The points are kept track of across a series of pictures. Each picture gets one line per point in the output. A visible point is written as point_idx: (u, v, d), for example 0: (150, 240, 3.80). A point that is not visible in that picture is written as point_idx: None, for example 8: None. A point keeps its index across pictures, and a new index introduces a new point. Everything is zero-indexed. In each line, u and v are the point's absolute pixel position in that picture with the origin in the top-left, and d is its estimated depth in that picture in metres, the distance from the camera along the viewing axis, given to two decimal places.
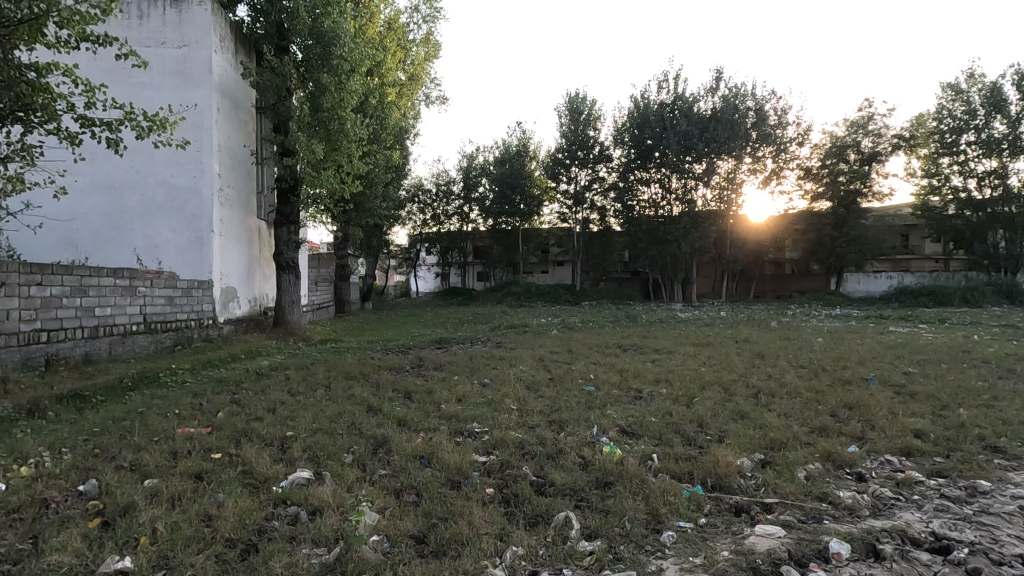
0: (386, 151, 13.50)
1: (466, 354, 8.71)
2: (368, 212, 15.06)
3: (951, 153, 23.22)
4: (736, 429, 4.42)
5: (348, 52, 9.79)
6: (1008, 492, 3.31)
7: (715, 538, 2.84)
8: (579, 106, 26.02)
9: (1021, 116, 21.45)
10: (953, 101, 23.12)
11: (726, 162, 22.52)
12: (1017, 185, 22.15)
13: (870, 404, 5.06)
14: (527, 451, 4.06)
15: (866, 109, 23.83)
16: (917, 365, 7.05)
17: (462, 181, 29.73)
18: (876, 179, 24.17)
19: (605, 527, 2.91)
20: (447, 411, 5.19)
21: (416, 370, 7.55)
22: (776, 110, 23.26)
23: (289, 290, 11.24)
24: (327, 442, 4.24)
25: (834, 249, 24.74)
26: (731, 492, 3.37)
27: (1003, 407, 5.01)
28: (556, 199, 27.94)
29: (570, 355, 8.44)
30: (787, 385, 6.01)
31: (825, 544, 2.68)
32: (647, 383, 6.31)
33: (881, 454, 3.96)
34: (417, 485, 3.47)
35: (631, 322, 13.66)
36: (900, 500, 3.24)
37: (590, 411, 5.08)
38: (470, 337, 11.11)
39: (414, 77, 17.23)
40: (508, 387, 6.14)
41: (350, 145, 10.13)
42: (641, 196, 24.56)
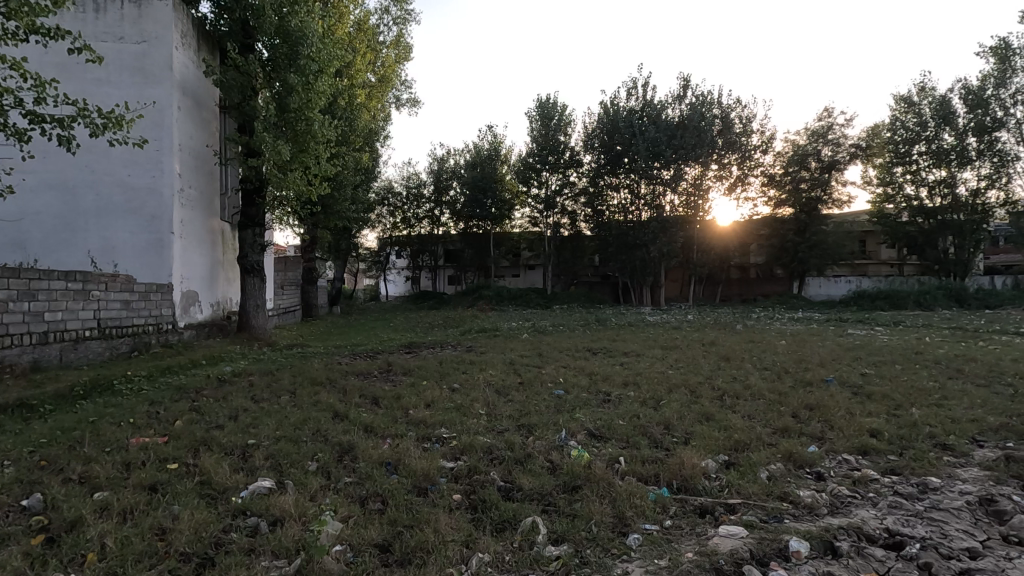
0: (356, 154, 13.35)
1: (436, 358, 8.63)
2: (336, 214, 14.82)
3: (904, 163, 24.24)
4: (702, 430, 4.50)
5: (316, 52, 9.64)
6: (957, 488, 3.45)
7: (680, 540, 2.87)
8: (550, 111, 26.24)
9: (967, 129, 22.56)
10: (905, 113, 24.10)
11: (693, 168, 23.15)
12: (965, 194, 23.26)
13: (829, 404, 5.21)
14: (495, 456, 4.04)
15: (825, 119, 24.57)
16: (873, 367, 7.30)
17: (433, 184, 29.53)
18: (835, 186, 25.02)
19: (572, 531, 2.91)
20: (415, 416, 5.13)
21: (384, 375, 7.43)
22: (741, 119, 23.94)
23: (254, 294, 10.94)
24: (291, 449, 4.14)
25: (796, 254, 25.48)
26: (695, 493, 3.42)
27: (951, 407, 5.21)
28: (527, 203, 27.98)
29: (540, 359, 8.44)
30: (751, 386, 6.15)
31: (786, 543, 2.74)
32: (616, 386, 6.35)
33: (839, 453, 4.07)
34: (383, 491, 3.42)
35: (600, 325, 13.79)
36: (856, 498, 3.34)
37: (559, 415, 5.08)
38: (439, 341, 11.02)
39: (385, 79, 17.09)
40: (477, 392, 6.10)
41: (318, 147, 9.94)
42: (611, 202, 25.26)
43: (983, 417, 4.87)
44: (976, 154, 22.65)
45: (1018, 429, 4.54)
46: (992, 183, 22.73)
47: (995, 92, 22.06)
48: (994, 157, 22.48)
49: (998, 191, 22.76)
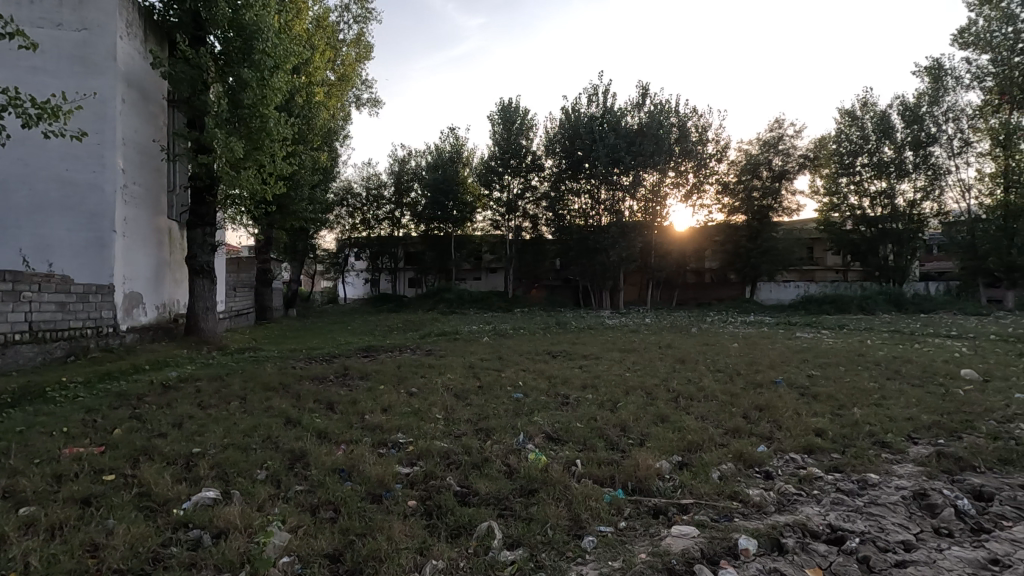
0: (313, 153, 13.06)
1: (394, 362, 8.49)
2: (293, 214, 14.42)
3: (848, 174, 25.43)
4: (657, 432, 4.58)
5: (271, 48, 9.37)
6: (893, 483, 3.62)
7: (633, 542, 2.90)
8: (512, 114, 26.38)
9: (905, 143, 23.91)
10: (849, 126, 25.33)
11: (651, 175, 23.78)
12: (902, 205, 24.63)
13: (777, 405, 5.40)
14: (452, 461, 4.00)
15: (776, 129, 25.53)
16: (819, 368, 7.61)
17: (394, 185, 29.17)
18: (785, 195, 26.03)
19: (527, 535, 2.91)
20: (371, 421, 5.02)
21: (340, 379, 7.25)
22: (696, 128, 24.67)
23: (203, 296, 10.50)
24: (239, 457, 3.98)
25: (749, 260, 26.34)
26: (649, 493, 3.47)
27: (889, 406, 5.48)
28: (488, 206, 27.99)
29: (500, 362, 8.43)
30: (705, 388, 6.31)
31: (734, 541, 2.81)
32: (574, 389, 6.40)
33: (786, 452, 4.22)
34: (336, 499, 3.32)
35: (560, 328, 13.88)
36: (801, 495, 3.46)
37: (517, 418, 5.08)
38: (399, 345, 10.87)
39: (344, 78, 16.82)
40: (436, 396, 6.05)
41: (273, 145, 9.64)
42: (572, 206, 25.43)
43: (917, 416, 5.13)
44: (913, 168, 24.03)
45: (948, 426, 4.81)
46: (926, 195, 24.15)
47: (930, 109, 23.44)
48: (928, 171, 23.90)
49: (932, 203, 24.21)
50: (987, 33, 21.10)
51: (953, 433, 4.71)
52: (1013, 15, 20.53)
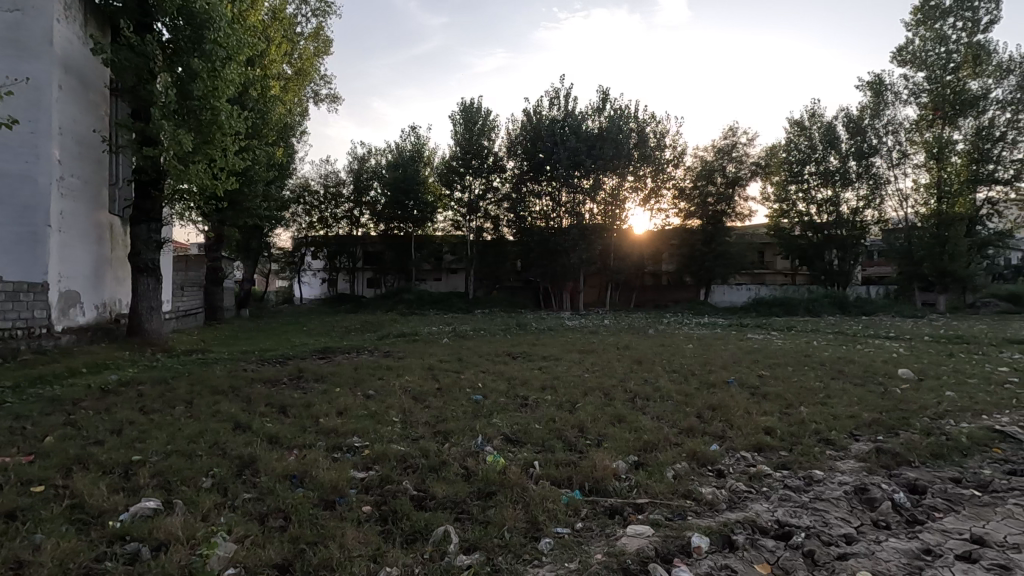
0: (269, 149, 12.66)
1: (352, 364, 8.29)
2: (245, 211, 13.94)
3: (797, 182, 26.52)
4: (614, 432, 4.62)
5: (224, 38, 9.01)
6: (837, 479, 3.78)
7: (589, 542, 2.91)
8: (474, 115, 26.32)
9: (849, 153, 25.14)
10: (799, 136, 26.44)
11: (611, 178, 24.15)
12: (846, 212, 25.85)
13: (730, 404, 5.55)
14: (409, 464, 3.93)
15: (730, 137, 26.38)
16: (769, 368, 7.88)
17: (353, 183, 28.60)
18: (738, 201, 26.91)
19: (483, 539, 2.88)
20: (326, 425, 4.89)
21: (294, 382, 7.03)
22: (655, 134, 25.27)
23: (147, 295, 10.00)
24: (183, 465, 3.79)
25: (704, 263, 27.12)
26: (606, 494, 3.49)
27: (834, 405, 5.72)
28: (450, 206, 27.82)
29: (459, 364, 8.36)
30: (661, 388, 6.44)
31: (688, 539, 2.86)
32: (533, 390, 6.41)
33: (738, 450, 4.34)
34: (286, 506, 3.21)
35: (521, 329, 13.91)
36: (751, 492, 3.56)
37: (476, 420, 5.05)
38: (356, 346, 10.64)
39: (302, 72, 16.40)
40: (393, 398, 5.94)
41: (224, 138, 9.24)
42: (533, 208, 25.57)
43: (859, 413, 5.38)
44: (856, 177, 25.28)
45: (887, 424, 5.05)
46: (868, 203, 25.43)
47: (872, 122, 24.75)
48: (870, 180, 25.21)
49: (873, 211, 25.50)
50: (923, 52, 22.45)
51: (891, 429, 4.95)
52: (945, 36, 21.94)
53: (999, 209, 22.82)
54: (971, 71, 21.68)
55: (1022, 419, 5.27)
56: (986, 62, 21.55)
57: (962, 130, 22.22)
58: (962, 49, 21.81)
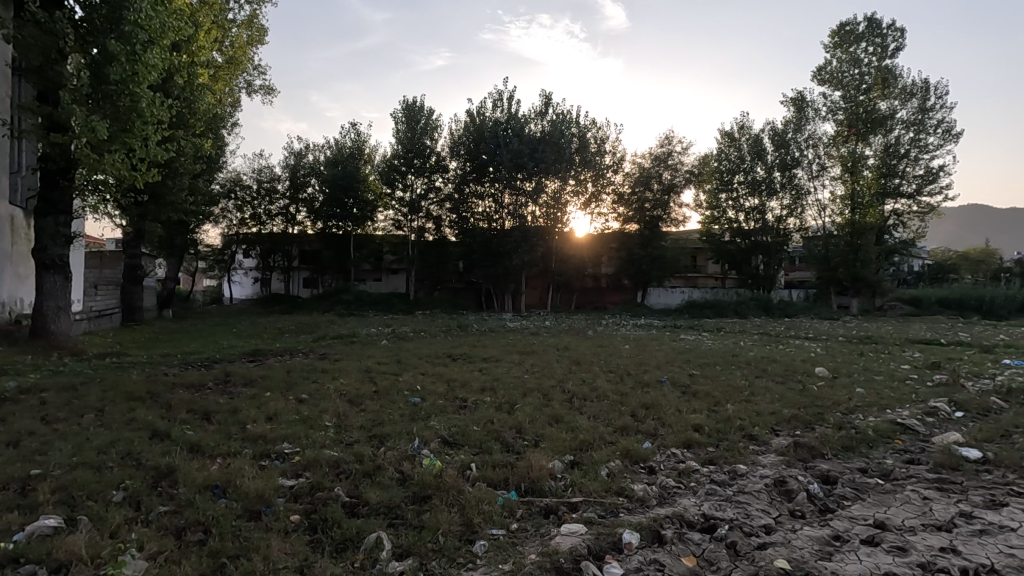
0: (196, 140, 11.96)
1: (284, 366, 7.96)
2: (170, 206, 13.10)
3: (727, 190, 27.91)
4: (551, 433, 4.68)
5: (146, 20, 8.40)
6: (758, 472, 3.98)
7: (523, 543, 2.93)
8: (416, 114, 26.00)
9: (774, 164, 26.76)
10: (729, 147, 27.88)
11: (553, 182, 24.50)
12: (771, 220, 27.47)
13: (662, 404, 5.73)
14: (341, 470, 3.81)
15: (665, 145, 27.36)
16: (699, 368, 8.22)
17: (288, 179, 27.48)
18: (673, 207, 27.93)
19: (417, 544, 2.83)
20: (253, 431, 4.67)
21: (220, 387, 6.66)
22: (595, 140, 25.90)
23: (53, 295, 9.18)
24: (89, 478, 3.51)
25: (641, 266, 27.98)
26: (541, 494, 3.52)
27: (757, 402, 6.03)
28: (390, 205, 27.32)
29: (398, 366, 8.20)
30: (598, 388, 6.56)
31: (619, 535, 2.93)
32: (472, 392, 6.39)
33: (669, 448, 4.48)
34: (207, 518, 3.03)
35: (462, 331, 13.85)
36: (680, 488, 3.70)
37: (414, 424, 4.96)
38: (289, 348, 10.20)
39: (233, 60, 15.59)
40: (327, 402, 5.74)
41: (146, 127, 8.62)
42: (476, 209, 25.52)
43: (780, 410, 5.70)
44: (780, 187, 26.92)
45: (804, 419, 5.38)
46: (790, 212, 27.10)
47: (794, 136, 26.50)
48: (792, 190, 26.89)
49: (795, 219, 27.16)
50: (839, 73, 24.20)
51: (808, 424, 5.28)
52: (858, 59, 23.77)
53: (903, 220, 24.89)
54: (881, 92, 23.55)
55: (919, 412, 5.76)
56: (893, 85, 23.49)
57: (873, 147, 24.04)
58: (873, 72, 23.69)
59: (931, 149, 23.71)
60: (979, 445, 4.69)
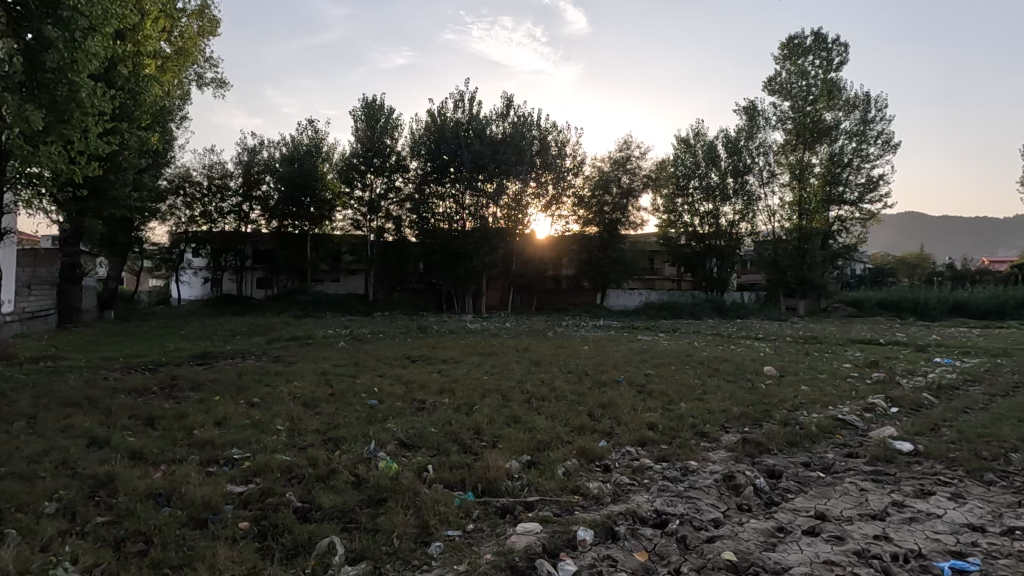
0: (141, 134, 11.42)
1: (235, 370, 7.70)
2: (112, 202, 12.47)
3: (683, 195, 28.71)
4: (508, 433, 4.70)
5: (88, 5, 7.95)
6: (709, 468, 4.11)
7: (479, 543, 2.93)
8: (375, 112, 25.64)
9: (727, 171, 27.69)
10: (684, 152, 28.68)
11: (514, 183, 24.59)
12: (725, 224, 28.39)
13: (618, 403, 5.84)
14: (294, 475, 3.71)
15: (624, 150, 27.90)
16: (654, 368, 8.42)
17: (241, 176, 26.61)
18: (632, 211, 28.45)
19: (371, 548, 2.79)
20: (201, 436, 4.49)
21: (166, 392, 6.39)
22: (556, 142, 26.07)
23: None
24: (18, 489, 3.30)
25: (601, 268, 28.38)
26: (498, 494, 3.53)
27: (710, 400, 6.23)
28: (349, 205, 26.82)
29: (355, 368, 8.05)
30: (556, 389, 6.62)
31: (574, 533, 2.97)
32: (431, 394, 6.34)
33: (624, 446, 4.57)
34: (149, 528, 2.90)
35: (421, 332, 13.73)
36: (634, 484, 3.78)
37: (370, 426, 4.89)
38: (241, 351, 9.87)
39: (182, 52, 14.98)
40: (280, 406, 5.59)
41: (86, 118, 8.18)
42: (436, 210, 25.36)
43: (730, 407, 5.90)
44: (732, 193, 27.85)
45: (752, 416, 5.59)
46: (742, 217, 28.02)
47: (746, 143, 27.51)
48: (744, 196, 27.86)
49: (747, 224, 28.13)
50: (789, 84, 25.21)
51: (756, 421, 5.48)
52: (806, 71, 24.85)
53: (846, 226, 26.15)
54: (827, 104, 24.63)
55: (858, 408, 6.07)
56: (838, 97, 24.60)
57: (819, 156, 25.19)
58: (820, 84, 24.73)
59: (872, 159, 25.01)
60: (911, 438, 4.99)
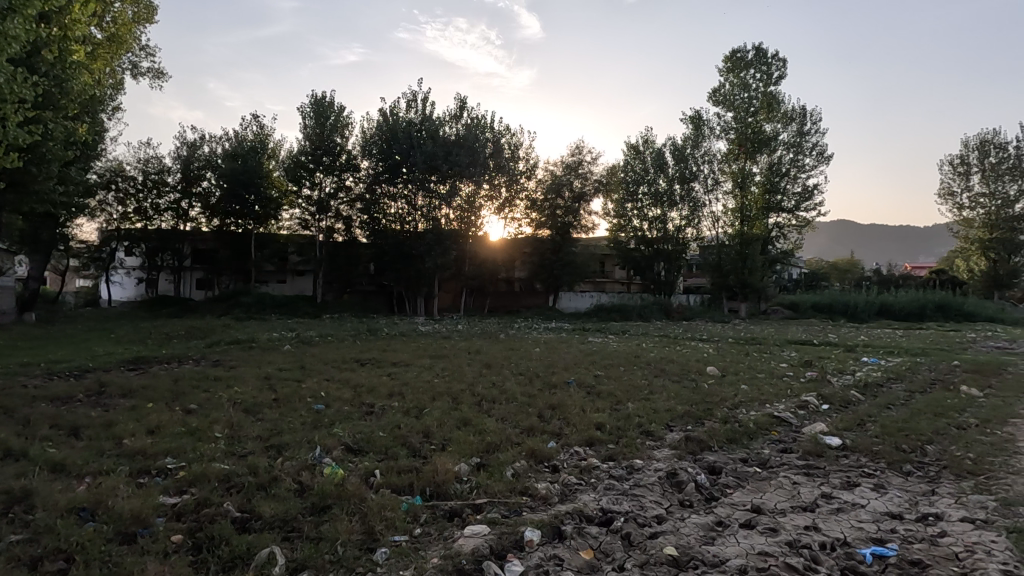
0: (68, 124, 10.73)
1: (170, 375, 7.32)
2: (34, 196, 11.63)
3: (632, 200, 29.44)
4: (458, 435, 4.69)
5: None
6: (653, 466, 4.23)
7: (426, 547, 2.90)
8: (325, 109, 25.00)
9: (674, 177, 28.62)
10: (634, 158, 29.44)
11: (467, 185, 24.54)
12: (672, 229, 29.30)
13: (567, 404, 5.92)
14: (232, 484, 3.57)
15: (576, 155, 28.35)
16: (603, 369, 8.60)
17: (180, 172, 25.37)
18: (584, 214, 28.84)
19: (313, 556, 2.72)
20: (132, 446, 4.25)
21: (93, 399, 5.99)
22: (509, 146, 26.36)
23: None
24: None
25: (553, 271, 28.66)
26: (446, 498, 3.51)
27: (655, 400, 6.41)
28: (296, 204, 26.03)
29: (301, 373, 7.81)
30: (506, 391, 6.65)
31: (521, 534, 3.00)
32: (380, 398, 6.23)
33: (572, 446, 4.64)
34: (70, 544, 2.72)
35: (371, 335, 13.47)
36: (581, 484, 3.84)
37: (316, 432, 4.76)
38: (177, 355, 9.38)
39: (115, 39, 14.14)
40: (220, 412, 5.36)
41: (4, 105, 7.59)
42: (388, 210, 24.98)
43: (675, 407, 6.09)
44: (679, 199, 28.80)
45: (695, 415, 5.79)
46: (688, 222, 28.97)
47: (692, 151, 28.49)
48: (690, 203, 28.84)
49: (692, 229, 29.11)
50: (732, 95, 26.29)
51: (698, 420, 5.69)
52: (747, 84, 26.01)
53: (784, 233, 27.48)
54: (767, 115, 25.82)
55: (793, 406, 6.40)
56: (777, 109, 25.85)
57: (759, 165, 26.36)
58: (760, 96, 25.92)
59: (807, 169, 26.43)
60: (839, 433, 5.30)
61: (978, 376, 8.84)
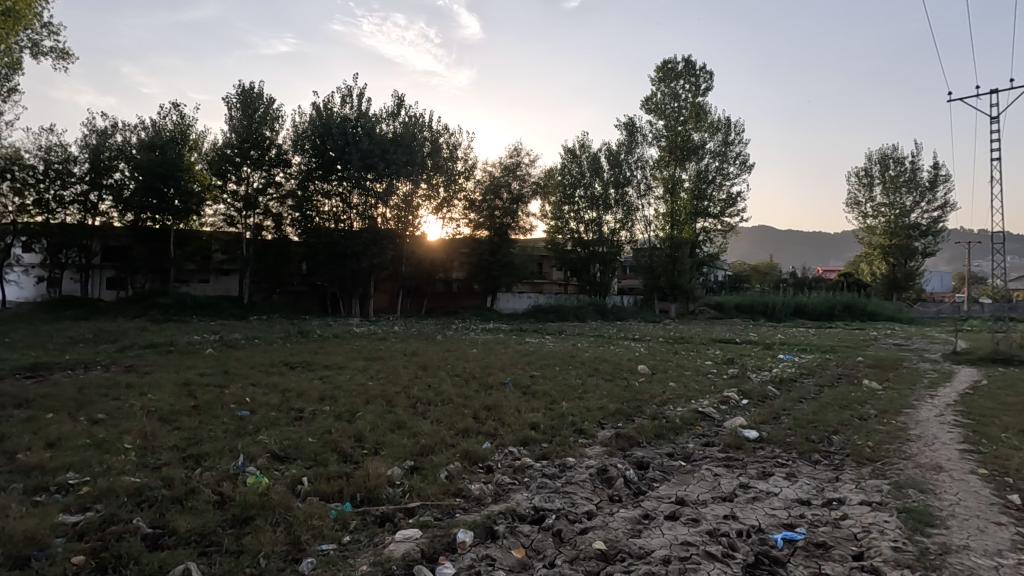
0: None
1: (74, 382, 6.73)
2: None
3: (569, 203, 29.99)
4: (392, 438, 4.61)
5: None
6: (584, 463, 4.33)
7: (355, 555, 2.83)
8: (253, 100, 23.86)
9: (610, 181, 29.43)
10: (571, 162, 30.03)
11: (405, 185, 24.14)
12: (607, 232, 30.07)
13: (502, 405, 5.96)
14: (143, 498, 3.33)
15: (514, 157, 28.55)
16: (538, 369, 8.69)
17: (89, 162, 23.43)
18: (521, 216, 29.10)
19: (233, 571, 2.59)
20: (26, 461, 3.87)
21: None
22: (447, 146, 26.18)
23: None
24: None
25: (491, 271, 28.66)
26: (378, 503, 3.44)
27: (588, 398, 6.57)
28: (221, 199, 24.67)
29: (224, 377, 7.40)
30: (442, 392, 6.60)
31: (453, 536, 2.98)
32: (309, 402, 6.02)
33: (506, 446, 4.67)
34: None
35: (302, 337, 12.98)
36: (515, 484, 3.88)
37: (240, 439, 4.53)
38: (82, 361, 8.62)
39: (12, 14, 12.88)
40: (132, 421, 5.00)
41: None
42: (321, 208, 24.17)
43: (607, 404, 6.27)
44: (613, 203, 29.66)
45: (626, 412, 5.98)
46: (622, 225, 29.85)
47: (626, 157, 29.42)
48: (624, 207, 29.75)
49: (626, 232, 30.03)
50: (663, 104, 27.37)
51: (628, 417, 5.88)
52: (677, 94, 27.14)
53: (710, 237, 28.86)
54: (695, 125, 27.05)
55: (716, 402, 6.74)
56: (704, 119, 27.12)
57: (688, 172, 27.56)
58: (689, 106, 27.11)
59: (732, 177, 27.91)
60: (757, 426, 5.64)
61: (877, 371, 9.67)
